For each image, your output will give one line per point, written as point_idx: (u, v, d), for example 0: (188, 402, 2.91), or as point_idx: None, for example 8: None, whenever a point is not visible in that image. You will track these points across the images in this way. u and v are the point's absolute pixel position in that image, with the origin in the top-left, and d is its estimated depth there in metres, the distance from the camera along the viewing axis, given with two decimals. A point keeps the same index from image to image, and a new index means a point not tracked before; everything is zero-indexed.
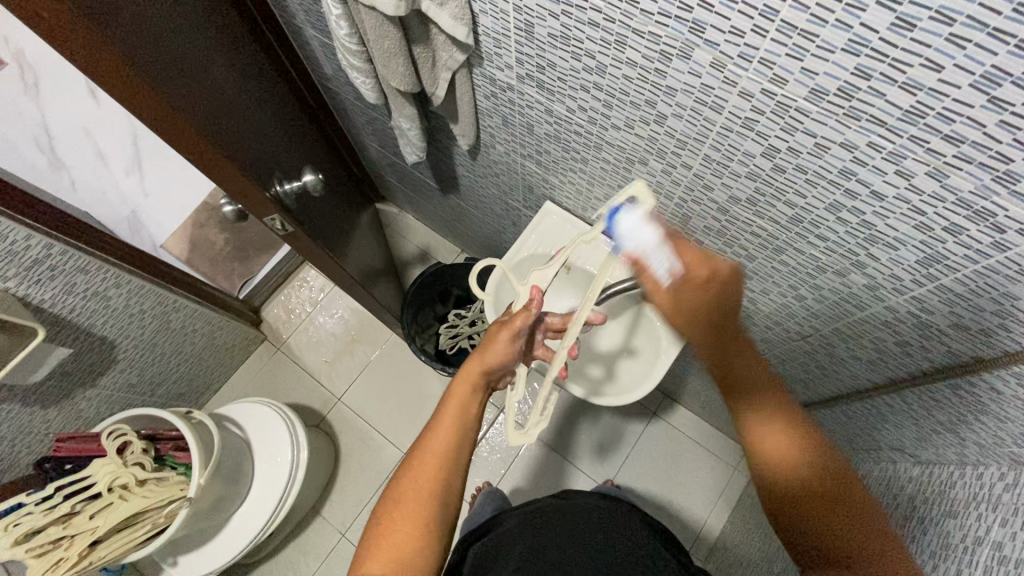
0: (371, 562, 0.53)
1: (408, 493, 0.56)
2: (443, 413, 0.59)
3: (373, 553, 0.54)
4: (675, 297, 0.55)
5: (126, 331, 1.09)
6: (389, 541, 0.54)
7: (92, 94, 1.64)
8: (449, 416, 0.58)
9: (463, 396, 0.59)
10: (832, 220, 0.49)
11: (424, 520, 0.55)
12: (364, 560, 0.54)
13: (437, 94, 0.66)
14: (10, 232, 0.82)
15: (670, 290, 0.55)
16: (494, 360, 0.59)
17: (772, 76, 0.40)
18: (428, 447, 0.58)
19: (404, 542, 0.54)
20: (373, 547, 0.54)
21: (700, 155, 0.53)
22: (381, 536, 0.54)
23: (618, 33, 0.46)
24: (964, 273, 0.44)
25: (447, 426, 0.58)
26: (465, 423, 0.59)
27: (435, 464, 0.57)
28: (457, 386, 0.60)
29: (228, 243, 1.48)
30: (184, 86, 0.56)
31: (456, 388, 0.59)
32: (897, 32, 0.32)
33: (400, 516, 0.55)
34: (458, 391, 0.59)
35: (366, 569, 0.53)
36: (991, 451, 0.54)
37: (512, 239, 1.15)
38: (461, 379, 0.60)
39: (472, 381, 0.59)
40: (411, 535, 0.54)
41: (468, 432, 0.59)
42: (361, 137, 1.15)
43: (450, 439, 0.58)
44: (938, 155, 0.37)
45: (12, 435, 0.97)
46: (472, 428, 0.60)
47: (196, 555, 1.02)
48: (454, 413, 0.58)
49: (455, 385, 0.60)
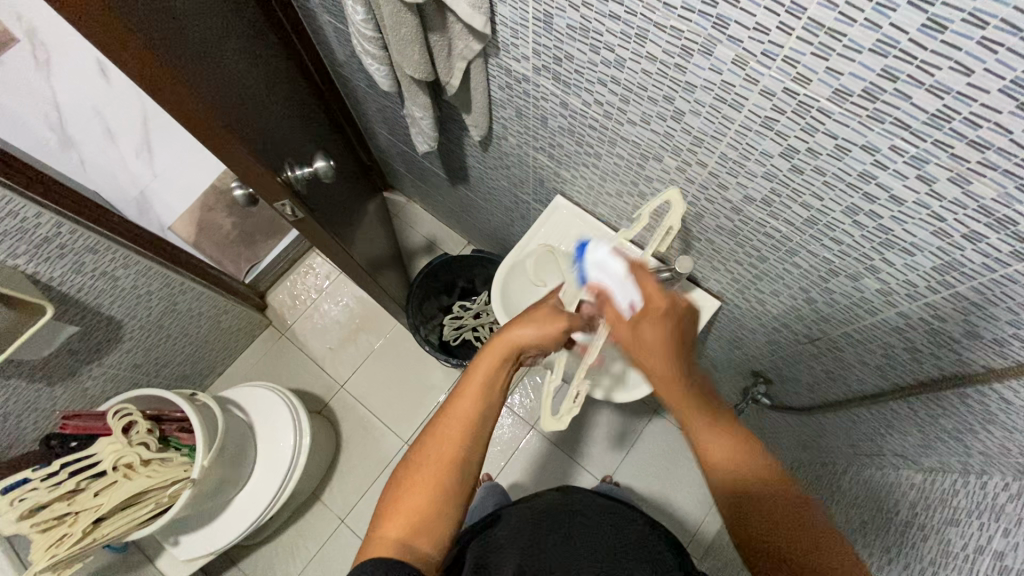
0: (390, 524, 0.53)
1: (430, 459, 0.56)
2: (468, 382, 0.59)
3: (392, 516, 0.53)
4: (633, 330, 0.55)
5: (133, 311, 1.10)
6: (407, 504, 0.54)
7: (101, 72, 1.64)
8: (475, 387, 0.59)
9: (491, 368, 0.59)
10: (849, 223, 0.49)
11: (444, 484, 0.55)
12: (382, 523, 0.54)
13: (452, 83, 0.65)
14: (21, 209, 0.82)
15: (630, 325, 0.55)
16: (537, 333, 0.60)
17: (796, 75, 0.40)
18: (451, 416, 0.58)
19: (422, 508, 0.54)
20: (393, 509, 0.54)
21: (717, 153, 0.53)
22: (401, 498, 0.54)
23: (638, 27, 0.46)
24: (981, 281, 0.44)
25: (472, 397, 0.58)
26: (492, 395, 0.59)
27: (459, 432, 0.57)
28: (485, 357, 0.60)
29: (235, 227, 1.48)
30: (196, 65, 0.55)
31: (484, 358, 0.60)
32: (928, 34, 0.32)
33: (422, 480, 0.55)
34: (485, 361, 0.60)
35: (385, 530, 0.53)
36: (997, 461, 0.53)
37: (520, 232, 1.14)
38: (489, 348, 0.60)
39: (499, 356, 0.60)
40: (431, 500, 0.54)
41: (491, 406, 0.59)
42: (371, 124, 1.14)
43: (473, 410, 0.58)
44: (963, 160, 0.37)
45: (18, 411, 0.97)
46: (497, 400, 0.60)
47: (198, 535, 1.03)
48: (479, 384, 0.59)
49: (483, 355, 0.60)
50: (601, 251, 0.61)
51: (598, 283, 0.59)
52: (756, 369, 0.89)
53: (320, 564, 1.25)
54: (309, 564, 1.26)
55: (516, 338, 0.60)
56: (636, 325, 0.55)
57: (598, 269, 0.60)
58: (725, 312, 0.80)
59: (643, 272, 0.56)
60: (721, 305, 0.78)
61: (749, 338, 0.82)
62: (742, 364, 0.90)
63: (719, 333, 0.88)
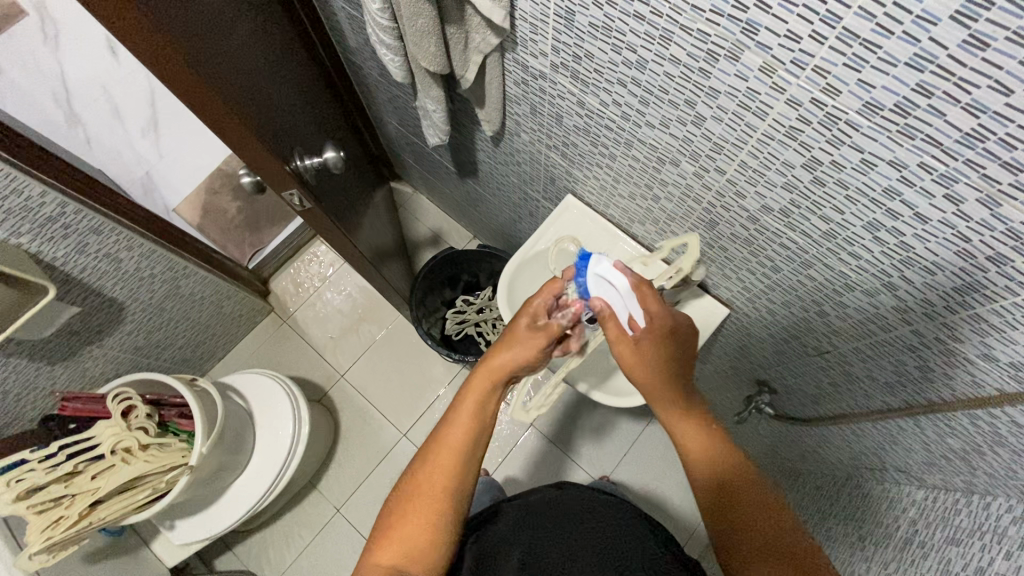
0: (383, 551, 0.54)
1: (422, 488, 0.56)
2: (462, 404, 0.59)
3: (386, 542, 0.54)
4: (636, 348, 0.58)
5: (136, 293, 1.09)
6: (402, 531, 0.54)
7: (110, 49, 1.62)
8: (466, 415, 0.58)
9: (481, 392, 0.59)
10: (869, 239, 0.48)
11: (437, 514, 0.55)
12: (376, 550, 0.54)
13: (467, 77, 0.64)
14: (26, 187, 0.82)
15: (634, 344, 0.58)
16: (516, 357, 0.60)
17: (825, 86, 0.39)
18: (442, 443, 0.58)
19: (416, 536, 0.54)
20: (387, 536, 0.55)
21: (737, 160, 0.52)
22: (394, 526, 0.55)
23: (664, 28, 0.44)
24: (1002, 304, 0.42)
25: (465, 424, 0.58)
26: (484, 417, 0.59)
27: (449, 461, 0.57)
28: (477, 379, 0.60)
29: (240, 212, 1.48)
30: (206, 47, 0.54)
31: (476, 380, 0.60)
32: (968, 50, 0.31)
33: (416, 506, 0.55)
34: (478, 384, 0.60)
35: (378, 557, 0.54)
36: (1002, 483, 0.53)
37: (527, 229, 1.13)
38: (483, 372, 0.60)
39: (490, 378, 0.60)
40: (425, 529, 0.54)
41: (484, 430, 0.59)
42: (382, 114, 1.13)
43: (468, 434, 0.58)
44: (994, 182, 0.36)
45: (17, 390, 0.97)
46: (488, 427, 0.60)
47: (194, 519, 1.03)
48: (473, 408, 0.59)
49: (475, 377, 0.60)
50: (605, 263, 0.60)
51: (601, 300, 0.60)
52: (761, 378, 0.89)
53: (314, 552, 1.25)
54: (302, 552, 1.26)
55: (503, 363, 0.60)
56: (637, 340, 0.58)
57: (603, 282, 0.59)
58: (734, 320, 0.79)
59: (646, 290, 0.59)
60: (730, 313, 0.77)
61: (756, 347, 0.82)
62: (748, 372, 0.90)
63: (726, 340, 0.88)
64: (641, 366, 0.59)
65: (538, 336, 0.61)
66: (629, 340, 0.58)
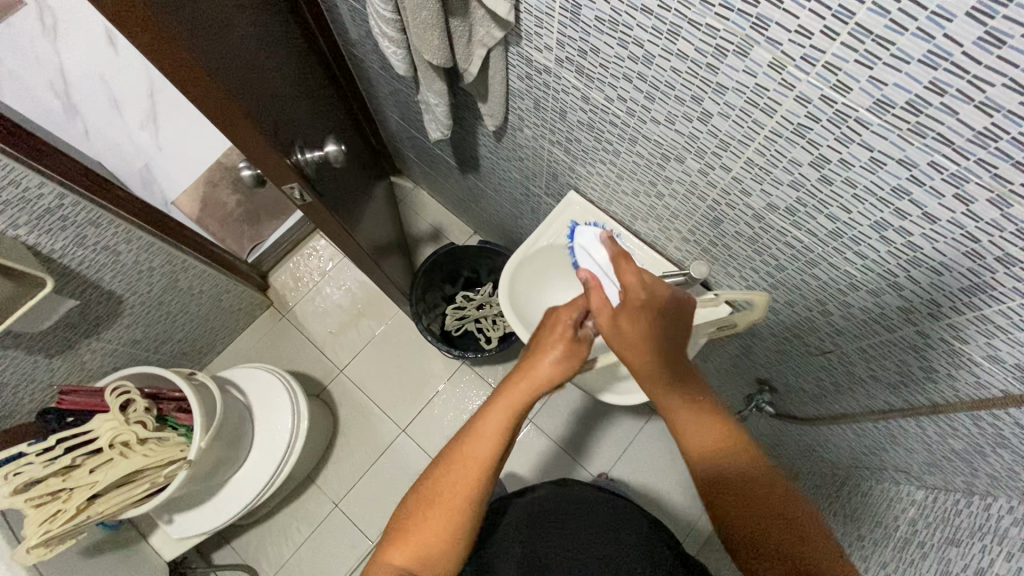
0: (395, 551, 0.55)
1: (442, 497, 0.56)
2: (489, 417, 0.57)
3: (399, 543, 0.55)
4: (614, 321, 0.59)
5: (134, 287, 1.09)
6: (415, 535, 0.55)
7: (108, 39, 1.60)
8: (493, 429, 0.57)
9: (513, 407, 0.57)
10: (876, 238, 0.47)
11: (455, 524, 0.55)
12: (389, 548, 0.56)
13: (470, 70, 0.63)
14: (23, 178, 0.81)
15: (612, 316, 0.59)
16: (557, 372, 0.58)
17: (835, 83, 0.38)
18: (465, 454, 0.57)
19: (429, 542, 0.55)
20: (402, 538, 0.56)
21: (743, 157, 0.51)
22: (410, 528, 0.56)
23: (671, 23, 0.44)
24: (1010, 305, 0.42)
25: (490, 440, 0.57)
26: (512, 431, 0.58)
27: (472, 474, 0.56)
28: (510, 393, 0.57)
29: (240, 206, 1.47)
30: (206, 37, 0.53)
31: (509, 395, 0.57)
32: (983, 47, 0.30)
33: (432, 513, 0.56)
34: (510, 398, 0.57)
35: (390, 555, 0.55)
36: (1004, 484, 0.53)
37: (528, 225, 1.13)
38: (517, 387, 0.57)
39: (526, 394, 0.57)
40: (441, 536, 0.55)
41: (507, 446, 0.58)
42: (383, 108, 1.12)
43: (493, 451, 0.56)
44: (1006, 182, 0.35)
45: (14, 382, 0.96)
46: (513, 439, 0.59)
47: (193, 513, 1.03)
48: (502, 424, 0.57)
49: (509, 390, 0.58)
50: (591, 240, 0.69)
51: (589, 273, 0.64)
52: (762, 377, 0.89)
53: (312, 547, 1.25)
54: (301, 547, 1.26)
55: (542, 380, 0.57)
56: (615, 316, 0.59)
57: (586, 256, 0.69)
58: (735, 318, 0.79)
59: (622, 262, 0.61)
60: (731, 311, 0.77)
61: (757, 346, 0.81)
62: (749, 371, 0.90)
63: (727, 339, 0.87)
64: (621, 340, 0.58)
65: (578, 347, 0.58)
66: (607, 313, 0.59)
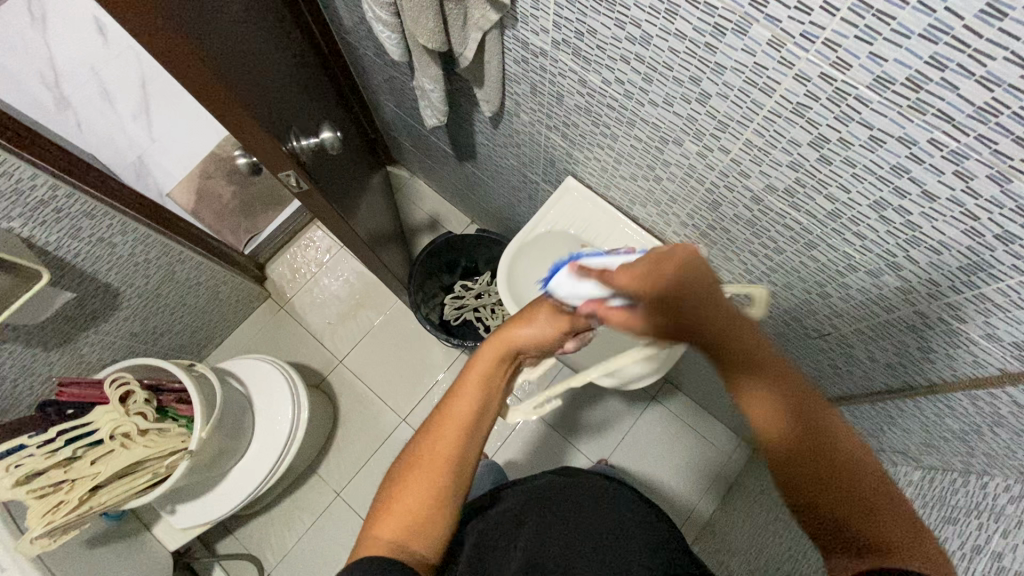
0: (383, 524, 0.54)
1: (424, 458, 0.55)
2: (467, 376, 0.58)
3: (386, 515, 0.54)
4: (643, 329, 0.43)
5: (130, 279, 1.08)
6: (402, 505, 0.54)
7: (99, 31, 1.58)
8: (472, 387, 0.57)
9: (491, 361, 0.58)
10: (874, 218, 0.47)
11: (438, 487, 0.54)
12: (376, 525, 0.54)
13: (465, 54, 0.62)
14: (16, 170, 0.80)
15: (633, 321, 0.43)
16: (529, 337, 0.58)
17: (835, 60, 0.38)
18: (447, 417, 0.57)
19: (416, 511, 0.54)
20: (387, 509, 0.54)
21: (742, 139, 0.51)
22: (394, 499, 0.54)
23: (669, 1, 0.43)
24: (1009, 283, 0.42)
25: (469, 397, 0.57)
26: (490, 385, 0.58)
27: (453, 433, 0.56)
28: (485, 349, 0.58)
29: (235, 197, 1.47)
30: (197, 18, 0.52)
31: (484, 353, 0.58)
32: (985, 20, 0.30)
33: (416, 479, 0.54)
34: (486, 353, 0.58)
35: (378, 531, 0.53)
36: (999, 463, 0.53)
37: (526, 212, 1.12)
38: (489, 344, 0.58)
39: (501, 348, 0.58)
40: (425, 500, 0.54)
41: (489, 403, 0.58)
42: (377, 96, 1.11)
43: (472, 407, 0.57)
44: (1006, 157, 0.35)
45: (13, 375, 0.96)
46: (495, 398, 0.59)
47: (194, 504, 1.03)
48: (480, 379, 0.57)
49: (483, 349, 0.58)
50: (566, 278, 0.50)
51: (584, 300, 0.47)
52: None
53: (315, 535, 1.26)
54: (303, 535, 1.27)
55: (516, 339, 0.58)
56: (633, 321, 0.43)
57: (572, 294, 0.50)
58: None
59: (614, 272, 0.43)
60: None
61: None
62: None
63: None
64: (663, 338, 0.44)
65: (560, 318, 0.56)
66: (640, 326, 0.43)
